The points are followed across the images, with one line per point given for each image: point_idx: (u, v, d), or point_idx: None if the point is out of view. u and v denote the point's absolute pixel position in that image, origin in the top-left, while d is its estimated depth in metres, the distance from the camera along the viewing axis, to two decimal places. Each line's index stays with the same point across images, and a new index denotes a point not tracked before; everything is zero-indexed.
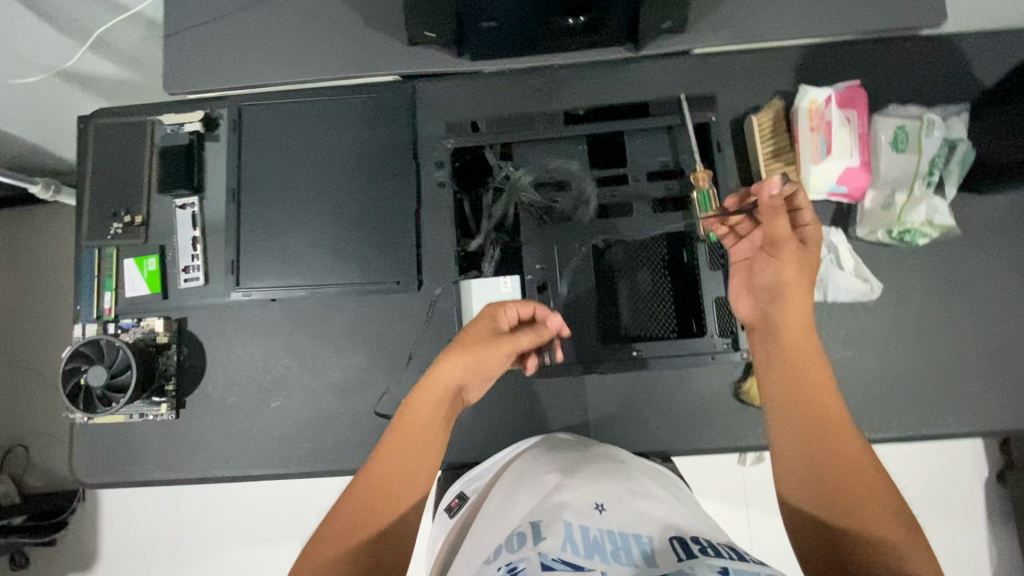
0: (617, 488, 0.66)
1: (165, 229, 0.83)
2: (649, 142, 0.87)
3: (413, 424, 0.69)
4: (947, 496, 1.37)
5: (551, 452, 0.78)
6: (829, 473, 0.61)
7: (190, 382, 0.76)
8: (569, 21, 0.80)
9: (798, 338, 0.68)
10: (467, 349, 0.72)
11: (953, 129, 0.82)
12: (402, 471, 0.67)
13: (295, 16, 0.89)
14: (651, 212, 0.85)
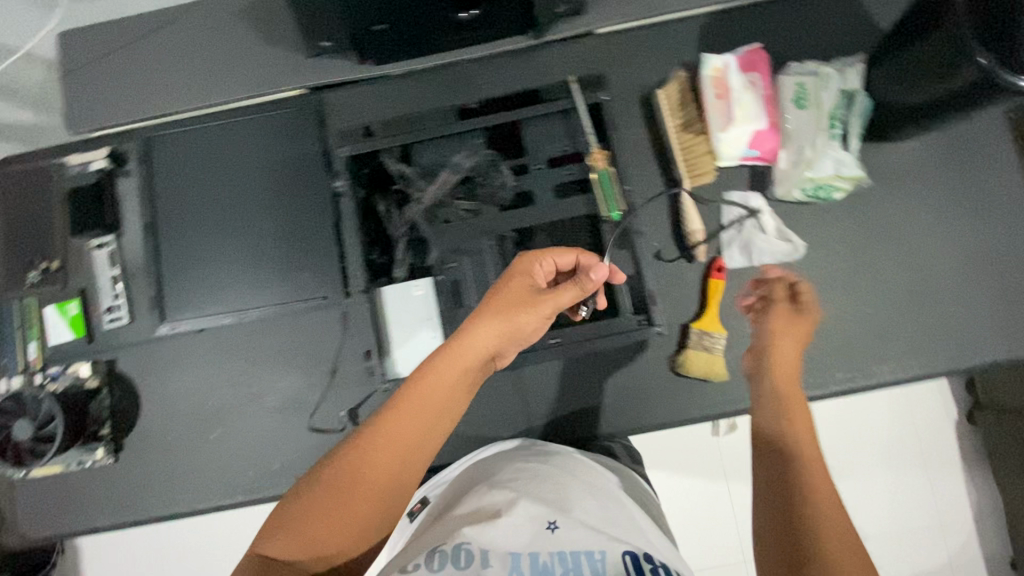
0: (579, 497, 0.59)
1: (82, 272, 0.82)
2: (552, 127, 0.74)
3: (425, 401, 0.55)
4: (943, 449, 1.22)
5: (517, 452, 0.71)
6: (778, 488, 0.52)
7: (127, 420, 0.80)
8: (461, 15, 0.74)
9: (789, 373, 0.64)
10: (504, 304, 0.61)
11: (848, 80, 0.76)
12: (409, 457, 0.53)
13: (168, 35, 0.83)
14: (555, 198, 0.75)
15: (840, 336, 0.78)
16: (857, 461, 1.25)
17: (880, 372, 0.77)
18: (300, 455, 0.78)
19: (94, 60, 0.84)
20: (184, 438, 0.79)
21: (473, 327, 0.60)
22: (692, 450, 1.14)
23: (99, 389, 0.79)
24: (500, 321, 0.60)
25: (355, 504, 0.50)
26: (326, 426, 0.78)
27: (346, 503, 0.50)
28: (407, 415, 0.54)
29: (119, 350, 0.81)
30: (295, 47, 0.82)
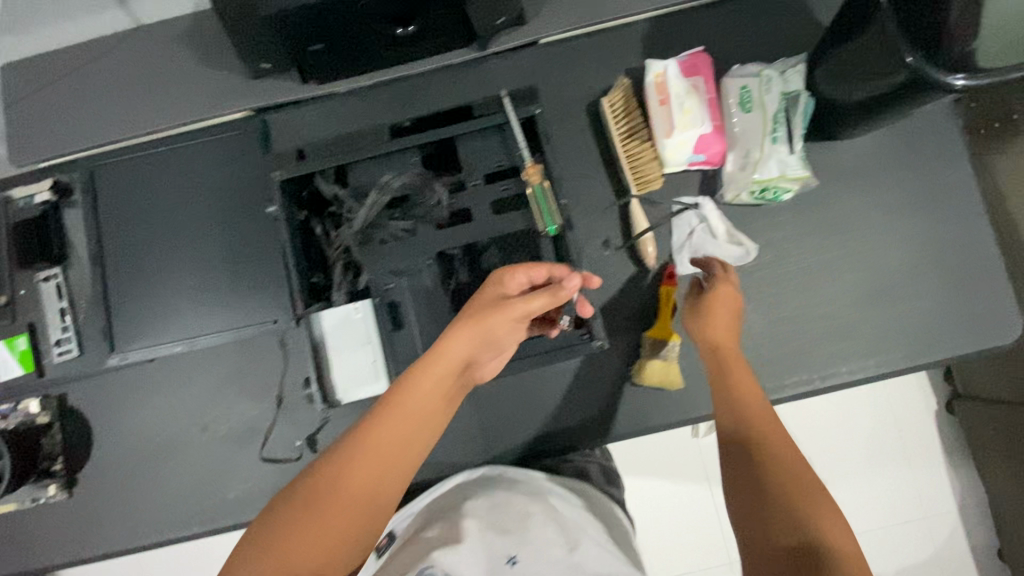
0: (542, 516, 0.59)
1: (31, 305, 0.81)
2: (490, 140, 0.65)
3: (388, 434, 0.49)
4: (927, 444, 1.18)
5: (483, 478, 0.69)
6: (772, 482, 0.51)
7: (80, 455, 0.79)
8: (398, 30, 0.73)
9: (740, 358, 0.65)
10: (472, 319, 0.52)
11: (789, 81, 0.75)
12: (383, 481, 0.49)
13: (110, 63, 0.83)
14: (492, 214, 0.63)
15: (797, 338, 0.77)
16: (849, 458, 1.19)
17: (839, 373, 0.76)
18: (257, 483, 0.77)
19: (35, 91, 0.83)
20: (139, 470, 0.78)
21: (439, 348, 0.51)
22: (675, 455, 1.06)
23: (52, 424, 0.78)
24: (469, 339, 0.52)
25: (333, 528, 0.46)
26: (282, 452, 0.77)
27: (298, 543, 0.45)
28: (366, 452, 0.48)
29: (70, 384, 0.80)
30: (237, 69, 0.81)
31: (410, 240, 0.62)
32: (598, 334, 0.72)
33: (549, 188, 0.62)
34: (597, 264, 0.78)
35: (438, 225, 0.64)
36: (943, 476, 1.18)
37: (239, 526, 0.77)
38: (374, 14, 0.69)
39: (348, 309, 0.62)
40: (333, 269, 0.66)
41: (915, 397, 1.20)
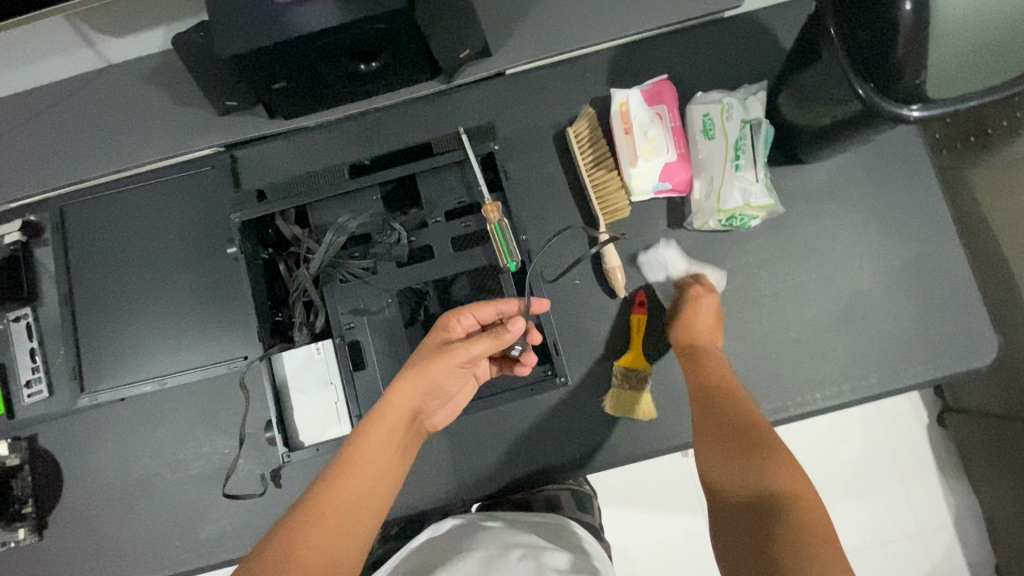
0: (506, 556, 0.57)
1: (1, 345, 0.81)
2: (449, 177, 0.65)
3: (346, 487, 0.49)
4: (920, 460, 1.16)
5: (448, 530, 0.66)
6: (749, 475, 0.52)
7: (50, 498, 0.78)
8: (361, 67, 0.74)
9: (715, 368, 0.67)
10: (420, 365, 0.54)
11: (750, 108, 0.75)
12: (337, 540, 0.46)
13: (80, 103, 0.83)
14: (453, 251, 0.63)
15: (769, 362, 0.76)
16: (842, 478, 1.16)
17: (813, 400, 0.75)
18: (228, 522, 0.76)
19: (7, 133, 0.83)
20: (110, 511, 0.77)
21: (388, 396, 0.53)
22: (665, 482, 1.03)
23: (21, 467, 0.77)
24: (419, 384, 0.53)
25: None
26: (252, 490, 0.76)
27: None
28: (327, 510, 0.47)
29: (42, 424, 0.79)
30: (205, 107, 0.82)
31: (369, 281, 0.62)
32: (562, 369, 0.72)
33: (509, 225, 0.62)
34: (566, 293, 0.78)
35: (400, 263, 0.63)
36: (938, 493, 1.15)
37: (209, 567, 0.76)
38: (335, 52, 0.70)
39: (308, 350, 0.62)
40: (294, 311, 0.64)
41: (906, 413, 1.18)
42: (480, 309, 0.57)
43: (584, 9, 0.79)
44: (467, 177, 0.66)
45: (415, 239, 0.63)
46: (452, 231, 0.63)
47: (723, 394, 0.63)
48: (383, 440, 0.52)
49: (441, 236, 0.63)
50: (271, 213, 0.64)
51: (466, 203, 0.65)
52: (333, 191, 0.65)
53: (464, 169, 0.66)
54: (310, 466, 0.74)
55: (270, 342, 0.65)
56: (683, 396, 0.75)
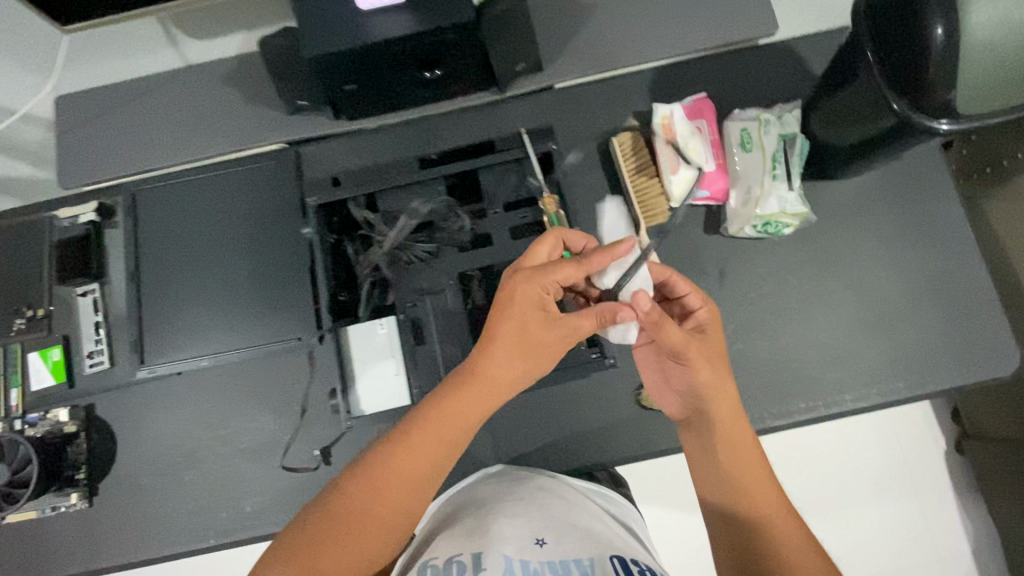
0: (561, 507, 0.67)
1: (66, 318, 0.85)
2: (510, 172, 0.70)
3: (428, 441, 0.58)
4: (936, 479, 1.18)
5: (491, 477, 0.75)
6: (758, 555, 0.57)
7: (102, 467, 0.81)
8: (424, 74, 0.80)
9: (733, 430, 0.63)
10: (508, 343, 0.59)
11: (786, 123, 0.80)
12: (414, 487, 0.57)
13: (157, 96, 0.90)
14: (512, 240, 0.68)
15: (799, 363, 0.80)
16: (861, 495, 1.17)
17: (841, 401, 0.79)
18: (273, 496, 0.79)
19: (87, 121, 0.90)
20: (159, 481, 0.80)
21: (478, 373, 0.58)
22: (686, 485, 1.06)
23: (77, 434, 0.81)
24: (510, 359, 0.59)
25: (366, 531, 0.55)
26: (299, 465, 0.79)
27: (353, 543, 0.54)
28: (406, 469, 0.57)
29: (98, 395, 0.83)
30: (275, 105, 0.88)
31: (435, 264, 0.67)
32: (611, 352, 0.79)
33: (564, 217, 0.67)
34: None
35: (461, 248, 0.69)
36: (955, 514, 1.16)
37: (253, 539, 0.78)
38: (404, 57, 0.76)
39: (372, 324, 0.67)
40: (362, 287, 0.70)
41: (923, 431, 1.20)
42: (571, 281, 0.60)
43: (629, 33, 0.87)
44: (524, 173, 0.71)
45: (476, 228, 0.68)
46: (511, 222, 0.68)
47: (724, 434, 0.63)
48: (471, 403, 0.59)
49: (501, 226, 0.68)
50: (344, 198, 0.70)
51: (523, 196, 0.70)
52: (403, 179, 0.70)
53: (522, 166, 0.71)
54: (358, 443, 0.78)
55: (336, 318, 0.69)
56: None
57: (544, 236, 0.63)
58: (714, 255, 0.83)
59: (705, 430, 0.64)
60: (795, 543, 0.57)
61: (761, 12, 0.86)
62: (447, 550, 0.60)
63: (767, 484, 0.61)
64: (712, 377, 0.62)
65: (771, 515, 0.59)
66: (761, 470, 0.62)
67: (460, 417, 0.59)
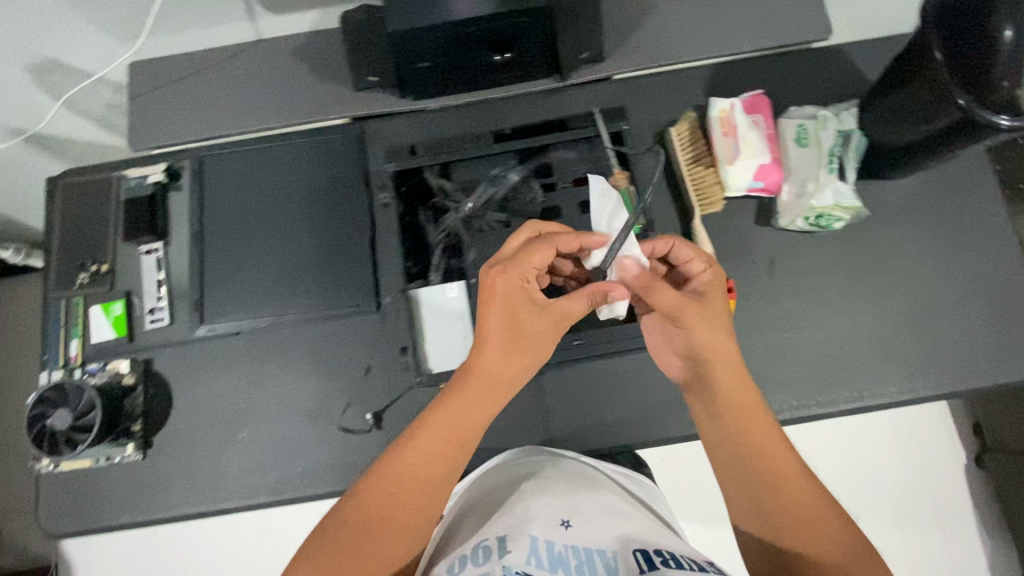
0: (585, 491, 0.68)
1: (129, 274, 0.87)
2: (578, 151, 0.85)
3: (430, 437, 0.62)
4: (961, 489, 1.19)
5: (518, 459, 0.77)
6: (777, 519, 0.61)
7: (158, 420, 0.82)
8: (495, 58, 0.83)
9: (734, 394, 0.65)
10: (504, 340, 0.64)
11: (844, 121, 0.84)
12: (426, 475, 0.61)
13: (231, 68, 0.93)
14: (579, 212, 0.82)
15: (845, 354, 0.82)
16: (887, 501, 1.18)
17: (886, 393, 0.81)
18: (324, 457, 0.80)
19: (159, 87, 0.93)
20: (214, 436, 0.82)
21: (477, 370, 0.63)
22: None
23: (135, 386, 0.82)
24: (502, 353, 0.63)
25: (391, 521, 0.59)
26: (353, 427, 0.81)
27: (383, 535, 0.59)
28: (419, 461, 0.61)
29: (157, 350, 0.85)
30: (343, 82, 0.91)
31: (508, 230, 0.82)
32: None
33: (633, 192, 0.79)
34: None
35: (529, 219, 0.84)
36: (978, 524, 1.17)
37: (302, 499, 0.80)
38: (479, 40, 0.79)
39: (438, 288, 0.82)
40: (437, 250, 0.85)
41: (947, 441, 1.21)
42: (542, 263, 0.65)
43: (688, 29, 0.90)
44: (592, 152, 0.85)
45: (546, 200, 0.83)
46: (579, 195, 0.83)
47: (729, 399, 0.65)
48: (473, 398, 0.64)
49: (568, 199, 0.83)
50: (421, 167, 0.87)
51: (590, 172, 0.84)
52: (478, 157, 0.87)
53: (591, 145, 0.86)
54: (413, 407, 0.80)
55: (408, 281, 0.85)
56: (766, 376, 0.82)
57: (519, 230, 0.69)
58: (765, 245, 0.85)
59: (710, 397, 0.67)
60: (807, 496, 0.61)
61: (816, 16, 0.89)
62: (474, 539, 0.62)
63: (779, 450, 0.63)
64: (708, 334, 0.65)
65: (788, 478, 0.62)
66: (773, 434, 0.64)
67: (463, 408, 0.63)
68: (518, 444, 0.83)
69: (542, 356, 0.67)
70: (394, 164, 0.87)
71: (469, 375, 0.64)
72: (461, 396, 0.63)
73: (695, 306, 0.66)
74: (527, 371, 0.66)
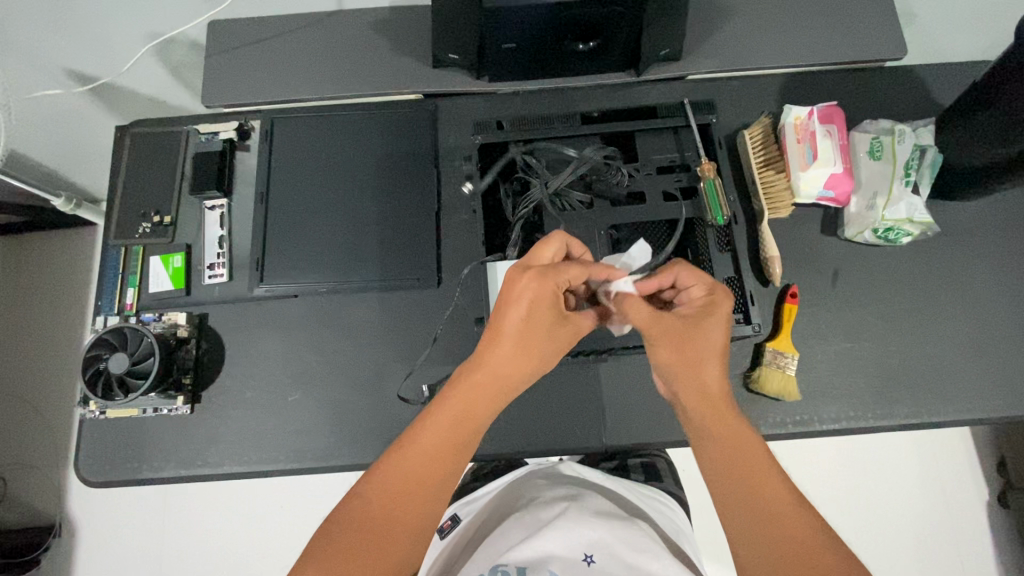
0: (616, 520, 0.68)
1: (190, 228, 0.87)
2: (664, 139, 0.85)
3: (433, 439, 0.60)
4: (962, 520, 1.24)
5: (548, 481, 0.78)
6: (764, 545, 0.55)
7: (207, 376, 0.81)
8: (579, 46, 0.83)
9: (710, 413, 0.62)
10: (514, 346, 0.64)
11: (920, 137, 0.84)
12: (428, 477, 0.59)
13: (309, 34, 0.93)
14: (663, 201, 0.81)
15: (904, 370, 0.81)
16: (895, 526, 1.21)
17: (944, 413, 0.80)
18: (376, 427, 0.79)
19: (234, 47, 0.92)
20: (262, 397, 0.81)
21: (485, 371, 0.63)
22: None
23: (188, 339, 0.81)
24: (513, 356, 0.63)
25: (388, 523, 0.56)
26: (405, 400, 0.80)
27: (382, 541, 0.56)
28: (418, 462, 0.59)
29: (212, 306, 0.84)
30: (422, 57, 0.91)
31: (590, 213, 0.80)
32: (754, 319, 0.79)
33: (718, 184, 0.79)
34: None
35: (613, 203, 0.82)
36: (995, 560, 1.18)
37: (350, 467, 0.78)
38: (567, 27, 0.79)
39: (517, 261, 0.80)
40: (515, 228, 0.80)
41: (953, 469, 1.26)
42: (574, 281, 0.67)
43: (768, 37, 0.91)
44: (678, 142, 0.85)
45: (632, 185, 0.81)
46: (663, 184, 0.82)
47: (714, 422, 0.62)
48: (477, 400, 0.63)
49: (652, 186, 0.82)
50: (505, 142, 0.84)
51: (676, 163, 0.84)
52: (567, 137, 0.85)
53: (677, 135, 0.85)
54: None
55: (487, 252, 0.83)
56: (823, 386, 0.81)
57: (549, 238, 0.68)
58: (828, 255, 0.85)
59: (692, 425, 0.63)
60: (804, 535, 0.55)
61: (896, 36, 0.90)
62: (495, 557, 0.63)
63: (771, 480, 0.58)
64: (686, 355, 0.64)
65: (768, 497, 0.57)
66: (758, 455, 0.59)
67: (466, 411, 0.62)
68: (571, 433, 0.81)
69: (547, 364, 0.67)
70: (483, 137, 0.84)
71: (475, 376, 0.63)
72: (464, 397, 0.62)
73: (671, 325, 0.65)
74: (532, 374, 0.66)
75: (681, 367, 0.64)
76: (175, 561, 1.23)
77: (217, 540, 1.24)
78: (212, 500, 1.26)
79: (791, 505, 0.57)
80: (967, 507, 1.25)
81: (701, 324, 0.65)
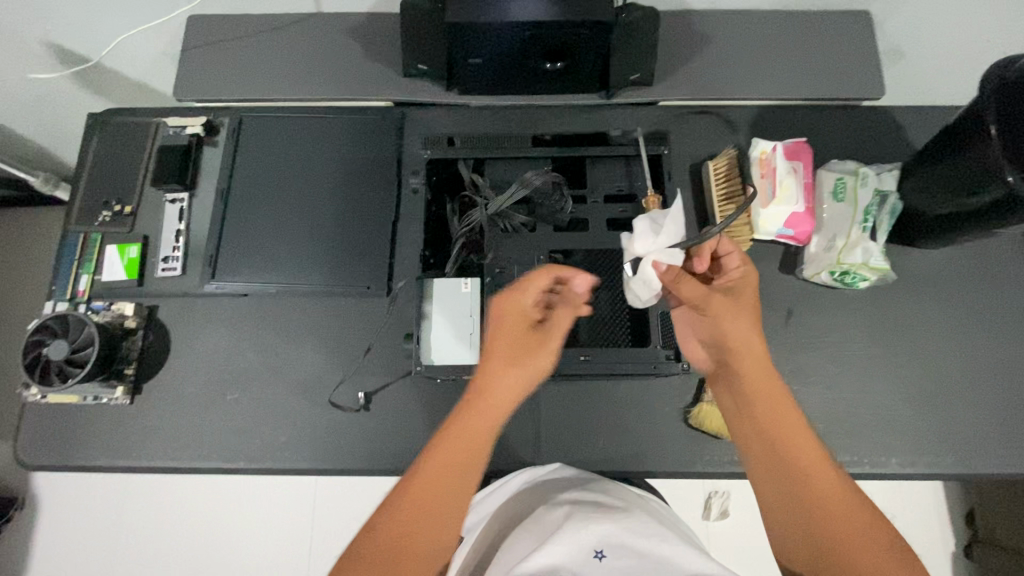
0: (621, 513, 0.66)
1: (150, 219, 0.88)
2: (617, 168, 0.85)
3: (437, 464, 0.59)
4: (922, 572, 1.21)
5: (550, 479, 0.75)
6: (818, 512, 0.55)
7: (151, 368, 0.82)
8: (546, 65, 0.82)
9: (756, 379, 0.63)
10: (506, 361, 0.64)
11: (885, 182, 0.83)
12: (431, 500, 0.57)
13: (287, 34, 0.93)
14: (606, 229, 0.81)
15: (850, 417, 0.80)
16: None
17: (887, 464, 0.78)
18: (311, 432, 0.79)
19: (212, 43, 0.93)
20: (203, 393, 0.81)
21: (490, 389, 0.63)
22: None
23: (135, 331, 0.82)
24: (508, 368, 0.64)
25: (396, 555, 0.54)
26: (344, 405, 0.80)
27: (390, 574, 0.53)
28: (420, 487, 0.58)
29: (163, 299, 0.85)
30: (395, 65, 0.91)
31: (527, 237, 0.79)
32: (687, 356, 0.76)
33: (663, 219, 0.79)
34: None
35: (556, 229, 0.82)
36: None
37: (281, 471, 0.78)
38: (534, 45, 0.79)
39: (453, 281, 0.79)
40: (455, 244, 0.83)
41: (919, 520, 1.23)
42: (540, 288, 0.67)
43: (743, 69, 0.89)
44: (630, 171, 0.85)
45: (575, 211, 0.81)
46: (607, 212, 0.81)
47: (753, 384, 0.63)
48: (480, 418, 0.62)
49: (596, 213, 0.81)
50: (456, 158, 0.86)
51: (624, 192, 0.84)
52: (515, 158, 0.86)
53: (629, 163, 0.85)
54: (406, 398, 0.80)
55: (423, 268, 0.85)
56: None
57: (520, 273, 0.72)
58: (784, 293, 0.84)
59: (739, 392, 0.64)
60: (843, 491, 0.56)
61: (875, 76, 0.88)
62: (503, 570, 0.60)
63: (804, 438, 0.59)
64: (734, 324, 0.66)
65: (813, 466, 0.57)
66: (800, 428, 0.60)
67: (469, 428, 0.61)
68: (506, 454, 0.81)
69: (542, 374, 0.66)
70: (431, 152, 0.86)
71: (483, 398, 0.63)
72: (468, 417, 0.62)
73: (720, 297, 0.68)
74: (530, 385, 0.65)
75: (727, 337, 0.66)
76: (128, 541, 1.25)
77: (170, 526, 1.25)
78: (173, 487, 1.28)
79: (834, 476, 0.57)
80: (931, 561, 1.21)
81: (744, 298, 0.68)
